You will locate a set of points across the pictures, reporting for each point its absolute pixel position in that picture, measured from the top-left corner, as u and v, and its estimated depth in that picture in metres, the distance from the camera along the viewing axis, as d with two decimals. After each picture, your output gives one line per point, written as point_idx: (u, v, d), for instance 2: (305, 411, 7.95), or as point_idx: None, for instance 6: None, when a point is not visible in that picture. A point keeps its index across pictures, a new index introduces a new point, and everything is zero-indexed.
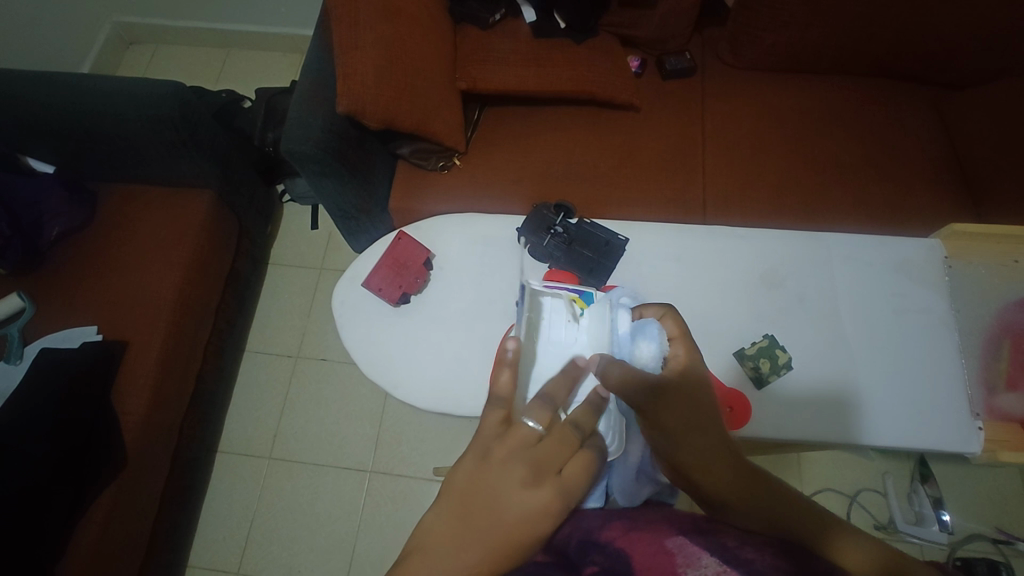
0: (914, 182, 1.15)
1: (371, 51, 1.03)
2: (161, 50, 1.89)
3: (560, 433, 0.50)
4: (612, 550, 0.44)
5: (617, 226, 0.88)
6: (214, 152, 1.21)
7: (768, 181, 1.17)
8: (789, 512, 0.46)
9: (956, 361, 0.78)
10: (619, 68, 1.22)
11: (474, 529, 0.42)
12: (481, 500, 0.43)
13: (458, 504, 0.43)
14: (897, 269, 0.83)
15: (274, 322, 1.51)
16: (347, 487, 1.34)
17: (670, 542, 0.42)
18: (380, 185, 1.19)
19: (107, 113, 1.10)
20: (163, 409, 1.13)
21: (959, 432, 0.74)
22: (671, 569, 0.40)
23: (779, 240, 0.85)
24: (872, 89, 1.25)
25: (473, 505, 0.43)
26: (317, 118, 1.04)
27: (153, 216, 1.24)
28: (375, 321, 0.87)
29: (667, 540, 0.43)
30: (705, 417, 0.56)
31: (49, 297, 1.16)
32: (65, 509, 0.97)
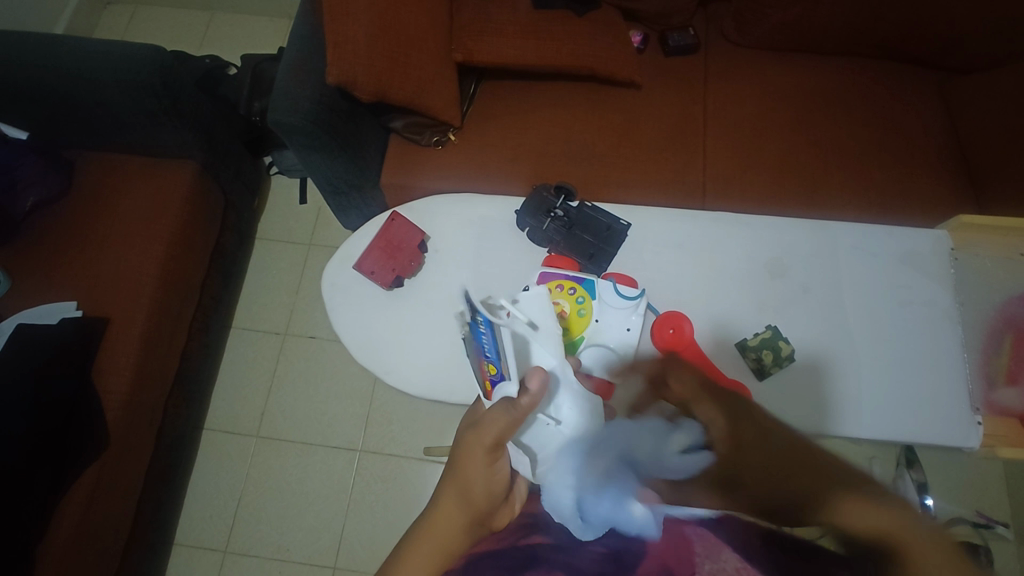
0: (916, 169, 1.13)
1: (363, 19, 0.99)
2: (140, 12, 1.81)
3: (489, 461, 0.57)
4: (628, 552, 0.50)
5: (619, 209, 0.86)
6: (197, 121, 1.16)
7: (769, 164, 1.15)
8: (793, 485, 0.47)
9: (956, 353, 0.77)
10: (621, 43, 1.18)
11: (454, 512, 0.55)
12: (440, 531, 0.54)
13: (448, 500, 0.56)
14: (901, 258, 0.82)
15: (262, 299, 1.47)
16: (336, 467, 1.33)
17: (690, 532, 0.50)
18: (372, 161, 1.15)
19: (82, 77, 1.04)
20: (147, 387, 1.11)
21: (956, 425, 0.73)
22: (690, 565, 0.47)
23: (784, 227, 0.83)
24: (879, 72, 1.23)
25: (455, 505, 0.55)
26: (306, 89, 0.99)
27: (133, 187, 1.19)
28: (367, 304, 0.84)
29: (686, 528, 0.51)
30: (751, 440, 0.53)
31: (25, 271, 1.11)
32: (46, 489, 0.95)
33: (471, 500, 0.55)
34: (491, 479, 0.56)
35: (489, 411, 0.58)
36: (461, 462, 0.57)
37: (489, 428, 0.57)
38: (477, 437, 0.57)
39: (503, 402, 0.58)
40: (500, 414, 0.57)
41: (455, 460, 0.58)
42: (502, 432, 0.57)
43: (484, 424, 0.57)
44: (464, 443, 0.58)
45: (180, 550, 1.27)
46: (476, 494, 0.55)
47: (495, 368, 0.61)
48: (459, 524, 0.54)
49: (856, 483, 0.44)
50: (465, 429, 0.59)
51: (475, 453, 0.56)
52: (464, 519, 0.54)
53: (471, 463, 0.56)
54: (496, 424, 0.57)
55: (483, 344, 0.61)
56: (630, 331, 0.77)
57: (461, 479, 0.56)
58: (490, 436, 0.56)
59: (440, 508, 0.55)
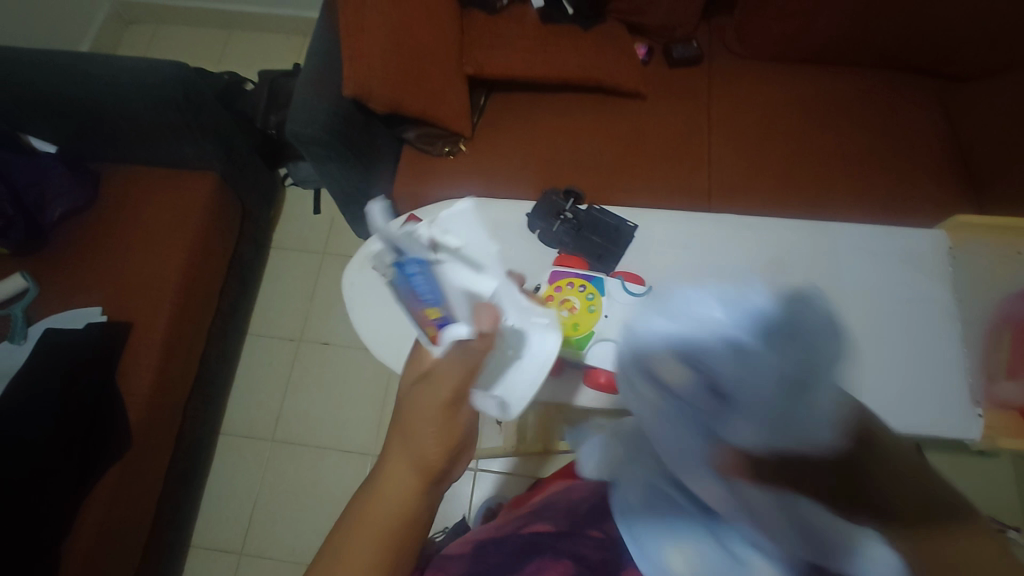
0: (916, 174, 1.16)
1: (378, 34, 1.03)
2: (162, 31, 1.87)
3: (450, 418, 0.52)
4: None
5: (626, 213, 0.88)
6: (218, 134, 1.21)
7: (772, 170, 1.17)
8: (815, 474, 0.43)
9: (956, 350, 0.79)
10: (626, 54, 1.22)
11: (403, 480, 0.51)
12: (387, 503, 0.51)
13: (399, 460, 0.52)
14: (903, 258, 0.84)
15: (277, 306, 1.51)
16: (349, 470, 1.35)
17: None
18: (386, 170, 1.19)
19: (110, 93, 1.09)
20: (167, 390, 1.14)
21: (959, 419, 0.75)
22: None
23: (788, 229, 0.86)
24: (879, 80, 1.26)
25: (403, 474, 0.51)
26: (324, 102, 1.04)
27: (155, 198, 1.23)
28: (384, 304, 0.87)
29: None
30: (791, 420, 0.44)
31: (52, 278, 1.15)
32: (71, 489, 0.98)
33: (424, 454, 0.51)
34: (446, 432, 0.51)
35: (442, 362, 0.53)
36: (408, 420, 0.52)
37: (441, 391, 0.52)
38: (429, 394, 0.52)
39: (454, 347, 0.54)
40: (455, 365, 0.53)
41: (402, 417, 0.53)
42: (460, 383, 0.52)
43: (437, 379, 0.52)
44: (408, 399, 0.53)
45: (196, 553, 1.29)
46: (427, 452, 0.51)
47: (437, 311, 0.58)
48: (410, 482, 0.51)
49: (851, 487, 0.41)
50: (414, 387, 0.54)
51: (423, 408, 0.52)
52: (414, 473, 0.51)
53: (421, 424, 0.51)
54: (451, 381, 0.52)
55: (416, 287, 0.57)
56: None
57: (408, 438, 0.52)
58: (447, 389, 0.52)
59: (391, 466, 0.52)
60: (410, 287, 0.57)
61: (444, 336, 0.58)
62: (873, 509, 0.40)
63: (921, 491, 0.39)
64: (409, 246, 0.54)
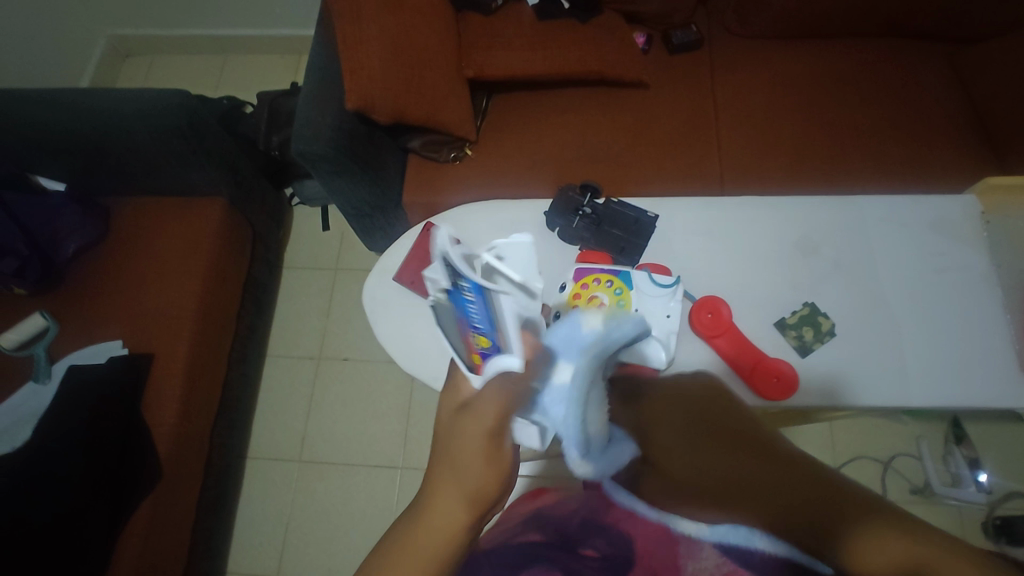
0: (932, 140, 1.13)
1: (377, 45, 1.02)
2: (158, 62, 1.88)
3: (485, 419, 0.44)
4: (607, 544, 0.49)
5: (643, 203, 0.87)
6: (223, 158, 1.21)
7: (784, 149, 1.15)
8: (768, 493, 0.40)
9: (995, 317, 0.77)
10: (625, 44, 1.20)
11: (451, 503, 0.43)
12: (433, 530, 0.42)
13: (445, 485, 0.43)
14: (933, 227, 0.82)
15: (295, 326, 1.51)
16: (378, 484, 1.34)
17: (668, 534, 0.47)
18: (394, 180, 1.18)
19: (115, 126, 1.10)
20: (192, 418, 1.14)
21: (1005, 386, 0.73)
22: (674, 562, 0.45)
23: (811, 206, 0.84)
24: (885, 49, 1.23)
25: (449, 497, 0.43)
26: (327, 117, 1.03)
27: (167, 227, 1.23)
28: (407, 315, 0.86)
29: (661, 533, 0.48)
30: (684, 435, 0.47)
31: (72, 314, 1.16)
32: (107, 524, 0.98)
33: (473, 484, 0.43)
34: (487, 449, 0.43)
35: (483, 390, 0.45)
36: (448, 453, 0.44)
37: (482, 418, 0.44)
38: (473, 422, 0.44)
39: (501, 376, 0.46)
40: (497, 391, 0.45)
41: (443, 450, 0.45)
42: (507, 408, 0.44)
43: (478, 406, 0.44)
44: (451, 428, 0.45)
45: None
46: (481, 483, 0.43)
47: (488, 340, 0.54)
48: (457, 519, 0.42)
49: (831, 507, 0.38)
50: (454, 417, 0.46)
51: (468, 432, 0.44)
52: (463, 511, 0.42)
53: (465, 442, 0.43)
54: (489, 412, 0.44)
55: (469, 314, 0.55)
56: (670, 318, 0.76)
57: (450, 455, 0.44)
58: (491, 417, 0.43)
59: (434, 504, 0.43)
60: (464, 315, 0.56)
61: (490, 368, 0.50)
62: (781, 527, 0.39)
63: (804, 497, 0.39)
64: (461, 269, 0.50)
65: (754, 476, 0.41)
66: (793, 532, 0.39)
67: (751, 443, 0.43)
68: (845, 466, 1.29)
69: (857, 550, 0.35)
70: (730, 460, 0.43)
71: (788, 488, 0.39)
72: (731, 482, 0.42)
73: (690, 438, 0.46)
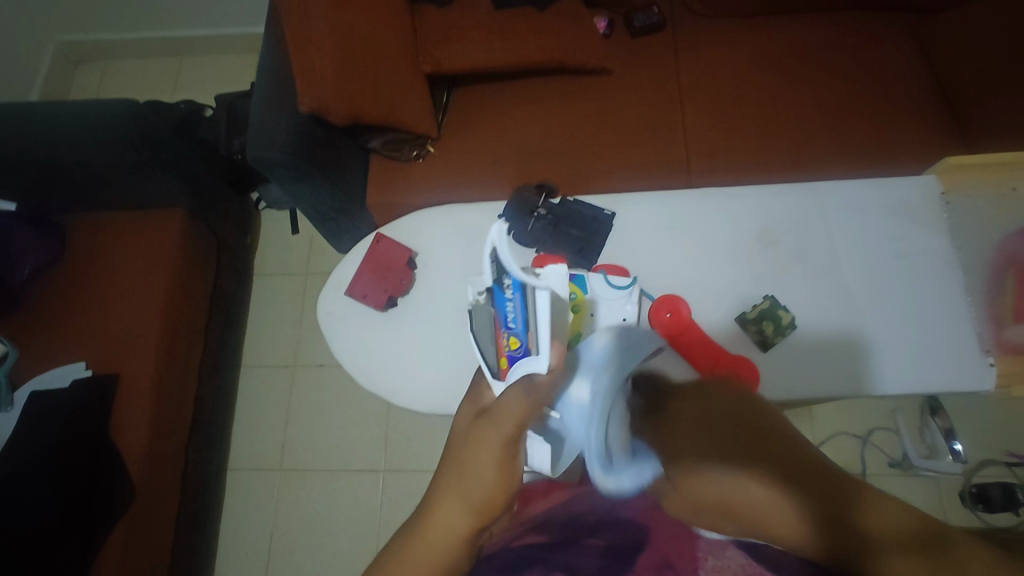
0: (898, 116, 1.12)
1: (328, 44, 0.98)
2: (111, 67, 1.82)
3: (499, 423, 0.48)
4: (631, 524, 0.53)
5: (601, 200, 0.85)
6: (180, 167, 1.17)
7: (751, 133, 1.14)
8: (790, 470, 0.42)
9: (958, 297, 0.77)
10: (586, 30, 1.17)
11: (458, 514, 0.48)
12: (440, 538, 0.47)
13: (452, 494, 0.48)
14: (894, 210, 0.81)
15: (268, 333, 1.48)
16: (361, 489, 1.33)
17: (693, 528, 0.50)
18: (357, 182, 1.15)
19: (61, 142, 1.05)
20: (164, 437, 1.11)
21: (967, 368, 0.73)
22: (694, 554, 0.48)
23: (771, 195, 0.83)
24: (848, 24, 1.22)
25: (457, 508, 0.48)
26: (281, 122, 1.00)
27: (126, 243, 1.20)
28: (366, 328, 0.84)
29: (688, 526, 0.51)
30: (699, 420, 0.49)
31: (32, 339, 1.12)
32: (81, 551, 0.96)
33: (483, 491, 0.48)
34: (497, 461, 0.48)
35: (502, 399, 0.49)
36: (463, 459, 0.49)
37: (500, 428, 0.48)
38: (489, 431, 0.48)
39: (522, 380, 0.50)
40: (518, 398, 0.49)
41: (458, 456, 0.50)
42: (523, 418, 0.49)
43: (499, 415, 0.48)
44: (465, 443, 0.50)
45: None
46: (489, 493, 0.48)
47: (518, 341, 0.54)
48: (462, 527, 0.47)
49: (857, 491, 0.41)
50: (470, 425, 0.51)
51: (486, 443, 0.48)
52: (467, 519, 0.48)
53: (476, 454, 0.48)
54: (507, 425, 0.48)
55: (507, 311, 0.55)
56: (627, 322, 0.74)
57: (461, 469, 0.49)
58: (511, 427, 0.48)
59: (442, 507, 0.48)
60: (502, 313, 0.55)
61: (517, 371, 0.53)
62: (801, 505, 0.41)
63: (827, 492, 0.41)
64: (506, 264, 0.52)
65: (776, 465, 0.43)
66: (823, 526, 0.40)
67: (767, 441, 0.45)
68: (824, 444, 1.30)
69: (863, 511, 0.39)
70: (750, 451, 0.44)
71: (813, 482, 0.42)
72: (754, 469, 0.43)
73: (710, 433, 0.47)
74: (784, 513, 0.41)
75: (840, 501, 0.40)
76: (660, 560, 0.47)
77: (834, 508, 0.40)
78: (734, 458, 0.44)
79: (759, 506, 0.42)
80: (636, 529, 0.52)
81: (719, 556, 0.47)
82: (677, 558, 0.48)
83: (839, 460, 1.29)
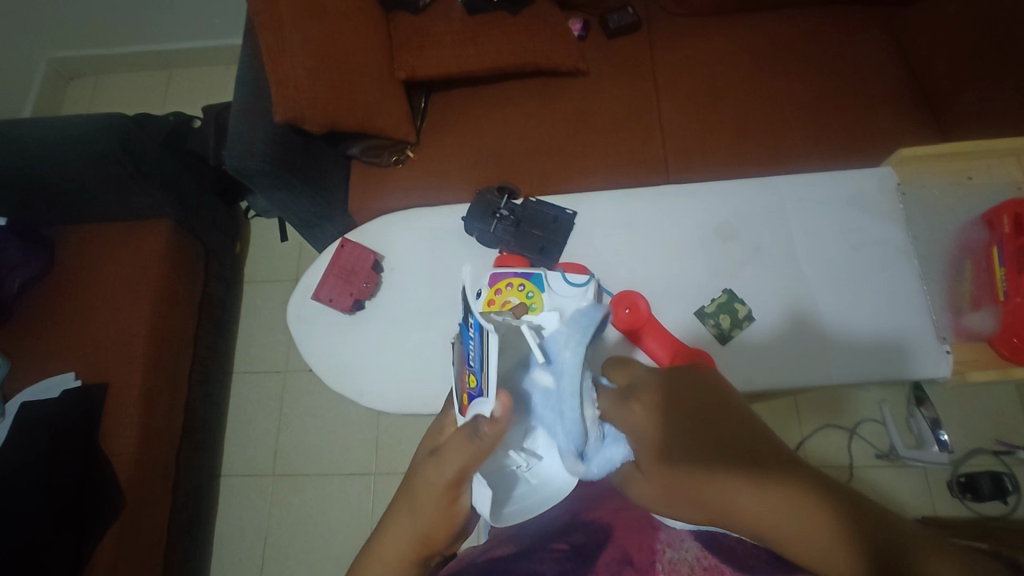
0: (872, 108, 1.13)
1: (301, 54, 1.00)
2: (102, 83, 1.85)
3: (449, 455, 0.46)
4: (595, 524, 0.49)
5: (564, 200, 0.87)
6: (164, 179, 1.19)
7: (726, 129, 1.15)
8: (802, 481, 0.37)
9: (915, 285, 0.78)
10: (560, 33, 1.19)
11: (402, 535, 0.46)
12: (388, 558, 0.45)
13: (398, 513, 0.47)
14: (851, 203, 0.83)
15: (258, 340, 1.50)
16: (353, 491, 1.35)
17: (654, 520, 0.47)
18: (337, 188, 1.17)
19: (46, 157, 1.07)
20: (154, 443, 1.13)
21: (926, 356, 0.74)
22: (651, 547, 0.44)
23: (733, 190, 0.85)
24: (820, 18, 1.23)
25: (400, 530, 0.46)
26: (257, 131, 1.01)
27: (113, 253, 1.22)
28: (334, 332, 0.86)
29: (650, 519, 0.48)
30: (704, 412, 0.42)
31: (23, 350, 1.14)
32: (72, 557, 0.98)
33: (427, 527, 0.46)
34: (446, 500, 0.46)
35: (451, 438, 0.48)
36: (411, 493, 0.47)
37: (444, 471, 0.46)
38: (438, 465, 0.47)
39: (465, 430, 0.47)
40: (462, 446, 0.46)
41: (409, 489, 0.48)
42: (468, 465, 0.46)
43: (443, 456, 0.47)
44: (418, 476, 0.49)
45: None
46: (432, 528, 0.46)
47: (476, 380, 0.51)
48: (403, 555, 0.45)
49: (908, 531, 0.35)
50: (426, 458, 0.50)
51: (431, 475, 0.47)
52: (411, 550, 0.45)
53: (422, 488, 0.47)
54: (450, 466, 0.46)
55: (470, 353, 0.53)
56: None
57: (409, 494, 0.48)
58: (451, 469, 0.46)
59: (385, 535, 0.46)
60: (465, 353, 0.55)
61: (471, 410, 0.50)
62: (836, 529, 0.35)
63: (847, 510, 0.36)
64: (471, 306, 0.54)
65: (789, 474, 0.38)
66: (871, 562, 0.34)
67: (775, 452, 0.39)
68: (811, 436, 1.31)
69: (891, 529, 0.35)
70: (760, 461, 0.38)
71: (828, 497, 0.37)
72: (770, 484, 0.37)
73: (708, 435, 0.40)
74: (814, 535, 0.35)
75: (879, 535, 0.35)
76: (620, 557, 0.43)
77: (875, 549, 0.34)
78: (751, 466, 0.38)
79: (759, 514, 0.37)
80: (599, 530, 0.47)
81: (677, 548, 0.43)
82: (636, 555, 0.43)
83: (826, 453, 1.29)
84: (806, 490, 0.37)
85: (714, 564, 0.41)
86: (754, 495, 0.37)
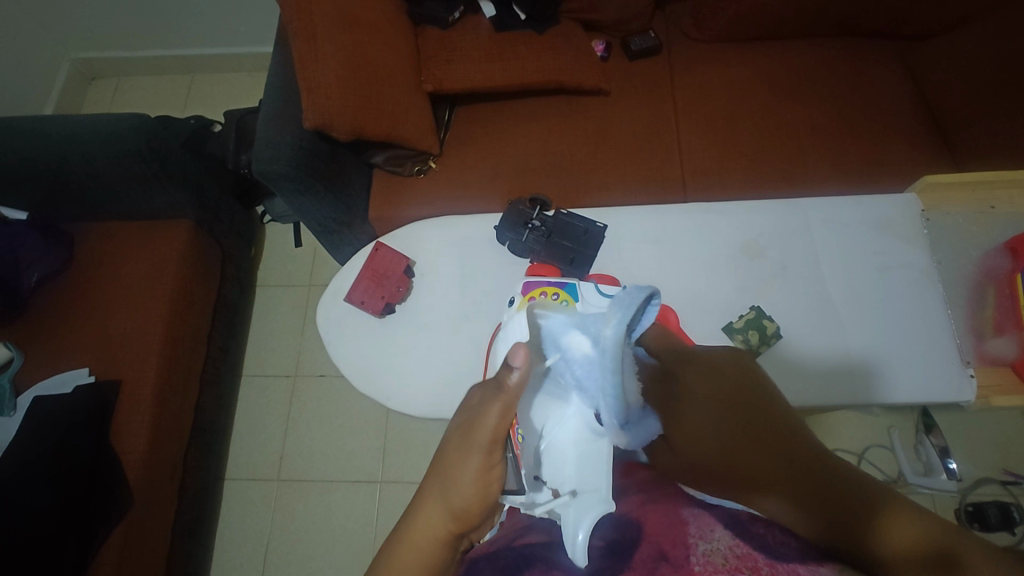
0: (887, 136, 1.16)
1: (333, 64, 1.02)
2: (124, 84, 1.87)
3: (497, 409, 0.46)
4: (625, 518, 0.45)
5: (593, 213, 0.88)
6: (187, 180, 1.20)
7: (744, 152, 1.17)
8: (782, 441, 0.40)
9: (939, 310, 0.79)
10: (584, 53, 1.22)
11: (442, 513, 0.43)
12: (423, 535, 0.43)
13: (431, 498, 0.44)
14: (877, 226, 0.85)
15: (269, 344, 1.50)
16: (359, 500, 1.34)
17: (686, 512, 0.42)
18: (359, 195, 1.18)
19: (72, 153, 1.08)
20: (163, 441, 1.13)
21: (949, 381, 0.75)
22: (682, 540, 0.38)
23: (759, 211, 0.86)
24: (838, 49, 1.26)
25: (439, 509, 0.44)
26: (286, 136, 1.03)
27: (133, 251, 1.22)
28: (361, 335, 0.86)
29: (683, 510, 0.42)
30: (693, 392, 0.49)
31: (37, 345, 1.14)
32: (76, 555, 0.97)
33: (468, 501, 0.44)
34: (485, 480, 0.45)
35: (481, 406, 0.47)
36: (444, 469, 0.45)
37: (485, 422, 0.46)
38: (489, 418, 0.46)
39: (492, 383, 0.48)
40: (496, 408, 0.46)
41: (438, 462, 0.46)
42: (503, 420, 0.46)
43: (477, 422, 0.46)
44: (445, 443, 0.47)
45: None
46: (470, 504, 0.44)
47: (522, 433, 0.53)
48: (444, 530, 0.43)
49: (890, 502, 0.35)
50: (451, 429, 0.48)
51: (469, 439, 0.45)
52: (449, 521, 0.43)
53: (460, 462, 0.45)
54: (492, 417, 0.46)
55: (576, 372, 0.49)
56: None
57: (444, 472, 0.45)
58: (491, 428, 0.45)
59: (417, 517, 0.44)
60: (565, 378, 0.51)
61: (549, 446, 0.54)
62: (814, 499, 0.36)
63: (820, 477, 0.37)
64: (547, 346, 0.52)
65: (794, 459, 0.39)
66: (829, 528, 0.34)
67: (790, 440, 0.40)
68: None
69: (881, 534, 0.33)
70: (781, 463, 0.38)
71: (810, 479, 0.37)
72: (767, 449, 0.40)
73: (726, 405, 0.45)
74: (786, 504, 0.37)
75: (856, 513, 0.34)
76: (655, 554, 0.38)
77: (843, 519, 0.34)
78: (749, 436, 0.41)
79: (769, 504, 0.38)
80: (630, 525, 0.44)
81: (708, 538, 0.38)
82: (667, 549, 0.38)
83: None
84: (795, 475, 0.38)
85: (748, 553, 0.35)
86: (767, 478, 0.38)
